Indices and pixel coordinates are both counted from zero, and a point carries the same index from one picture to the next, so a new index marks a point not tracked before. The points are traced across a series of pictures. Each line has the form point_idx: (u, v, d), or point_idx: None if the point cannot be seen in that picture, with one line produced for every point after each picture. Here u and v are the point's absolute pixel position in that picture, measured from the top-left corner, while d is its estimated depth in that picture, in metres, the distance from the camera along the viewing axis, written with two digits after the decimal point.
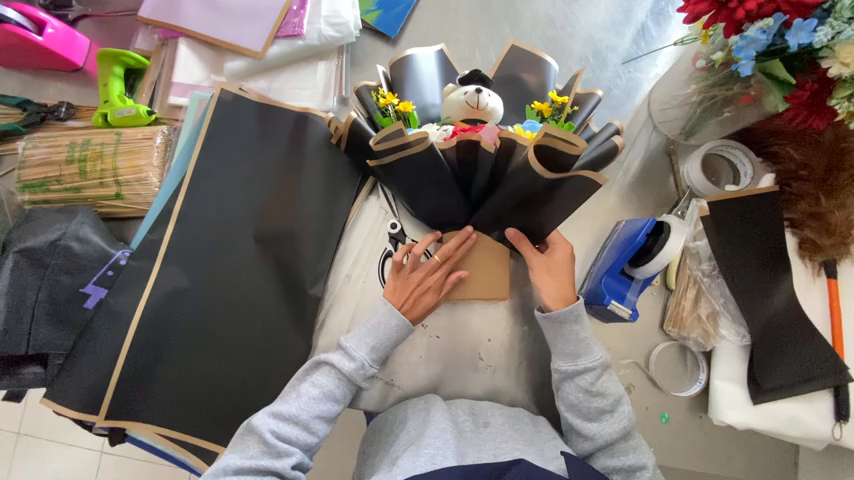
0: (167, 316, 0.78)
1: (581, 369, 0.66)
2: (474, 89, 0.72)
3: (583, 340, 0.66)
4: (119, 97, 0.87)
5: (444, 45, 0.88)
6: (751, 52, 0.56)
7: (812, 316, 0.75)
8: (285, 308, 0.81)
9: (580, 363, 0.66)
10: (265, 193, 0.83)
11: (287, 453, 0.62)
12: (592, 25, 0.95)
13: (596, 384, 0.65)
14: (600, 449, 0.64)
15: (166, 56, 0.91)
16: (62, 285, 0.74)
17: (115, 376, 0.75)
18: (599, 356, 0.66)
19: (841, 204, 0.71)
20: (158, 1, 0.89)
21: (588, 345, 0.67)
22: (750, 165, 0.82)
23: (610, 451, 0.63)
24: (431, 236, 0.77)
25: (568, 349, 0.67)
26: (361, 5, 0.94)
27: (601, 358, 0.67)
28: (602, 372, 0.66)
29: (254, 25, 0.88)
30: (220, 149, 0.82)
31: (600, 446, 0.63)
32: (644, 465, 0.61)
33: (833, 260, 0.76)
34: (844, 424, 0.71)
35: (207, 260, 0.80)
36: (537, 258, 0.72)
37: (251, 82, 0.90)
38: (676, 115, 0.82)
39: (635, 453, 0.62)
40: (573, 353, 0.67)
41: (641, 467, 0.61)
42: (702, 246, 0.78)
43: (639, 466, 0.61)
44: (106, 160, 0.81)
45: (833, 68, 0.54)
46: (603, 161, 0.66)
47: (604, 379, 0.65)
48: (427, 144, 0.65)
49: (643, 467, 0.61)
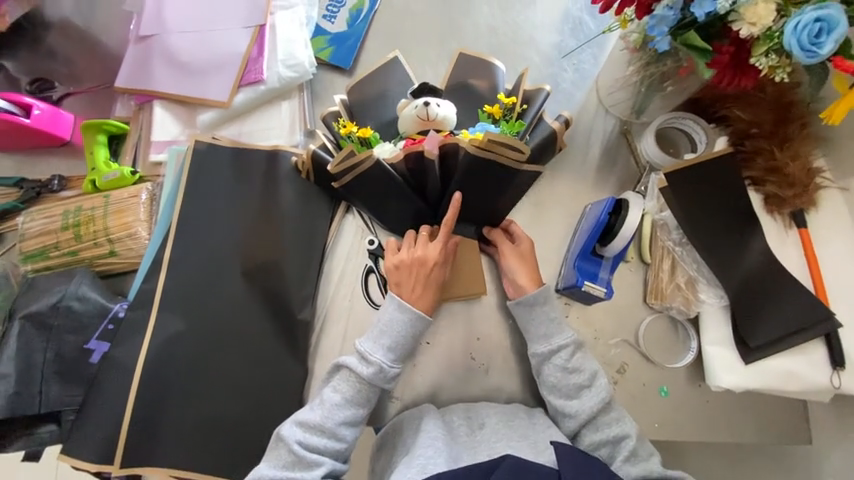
0: (168, 360, 0.81)
1: (555, 348, 0.71)
2: (423, 102, 0.77)
3: (554, 320, 0.72)
4: (105, 163, 0.93)
5: (398, 53, 0.94)
6: (663, 29, 0.59)
7: (791, 268, 0.75)
8: (279, 336, 0.84)
9: (554, 343, 0.71)
10: (247, 228, 0.87)
11: (316, 464, 0.66)
12: (533, 27, 1.00)
13: (570, 361, 0.70)
14: (585, 426, 0.68)
15: (143, 119, 0.97)
16: (68, 343, 0.79)
17: (125, 424, 0.78)
18: (570, 334, 0.72)
19: (793, 155, 0.74)
20: (132, 72, 0.97)
21: (559, 324, 0.73)
22: (703, 132, 0.82)
23: (594, 425, 0.68)
24: (420, 228, 0.80)
25: (541, 331, 0.73)
26: (315, 44, 1.00)
27: (574, 336, 0.73)
28: (576, 350, 0.72)
29: (218, 78, 0.96)
30: (200, 196, 0.87)
31: (583, 422, 0.68)
32: (627, 434, 0.65)
33: (801, 211, 0.77)
34: (842, 371, 0.71)
35: (200, 301, 0.84)
36: (508, 247, 0.79)
37: (223, 130, 0.96)
38: (623, 97, 0.85)
39: (617, 425, 0.67)
40: (547, 334, 0.72)
41: (625, 436, 0.65)
42: (668, 217, 0.79)
43: (622, 436, 0.65)
44: (97, 222, 0.87)
45: (743, 29, 0.56)
46: (549, 141, 0.82)
47: (578, 356, 0.71)
48: (375, 159, 0.75)
49: (626, 435, 0.65)
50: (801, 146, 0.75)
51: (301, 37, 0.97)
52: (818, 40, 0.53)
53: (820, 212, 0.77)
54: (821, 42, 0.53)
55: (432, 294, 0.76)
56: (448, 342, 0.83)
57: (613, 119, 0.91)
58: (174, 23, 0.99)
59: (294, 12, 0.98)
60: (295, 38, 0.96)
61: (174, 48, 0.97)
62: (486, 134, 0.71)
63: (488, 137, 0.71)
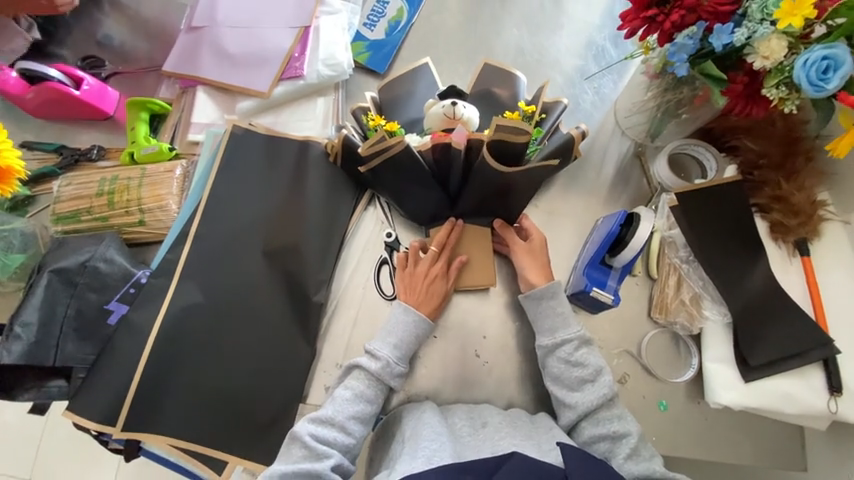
0: (182, 330, 0.83)
1: (559, 341, 0.75)
2: (450, 102, 0.84)
3: (560, 314, 0.76)
4: (144, 138, 0.99)
5: (429, 59, 1.01)
6: (683, 55, 0.65)
7: (794, 293, 0.78)
8: (291, 316, 0.86)
9: (559, 336, 0.75)
10: (272, 210, 0.91)
11: (326, 455, 0.66)
12: (558, 51, 1.06)
13: (574, 354, 0.74)
14: (585, 419, 0.71)
15: (185, 102, 1.04)
16: (89, 302, 0.82)
17: (133, 388, 0.80)
18: (576, 329, 0.75)
19: (799, 186, 0.79)
20: (182, 58, 1.04)
21: (565, 319, 0.76)
22: (714, 160, 0.86)
23: (593, 419, 0.71)
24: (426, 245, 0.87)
25: (547, 324, 0.77)
26: (354, 48, 1.07)
27: (581, 332, 0.76)
28: (581, 345, 0.75)
29: (261, 70, 1.02)
30: (232, 176, 0.91)
31: (582, 414, 0.71)
32: (628, 431, 0.68)
33: (804, 240, 0.80)
34: (839, 397, 0.73)
35: (220, 274, 0.87)
36: (518, 244, 0.84)
37: (259, 118, 1.02)
38: (639, 121, 0.91)
39: (618, 421, 0.70)
40: (552, 327, 0.76)
41: (627, 433, 0.68)
42: (677, 235, 0.83)
43: (623, 432, 0.68)
44: (131, 191, 0.91)
45: (757, 62, 0.62)
46: (564, 150, 0.85)
47: (582, 350, 0.74)
48: (406, 145, 0.80)
49: (627, 433, 0.68)
50: (806, 179, 0.79)
51: (342, 41, 1.04)
52: (825, 76, 0.58)
53: (822, 243, 0.81)
54: (828, 78, 0.58)
55: (436, 302, 0.82)
56: (456, 337, 0.86)
57: (628, 141, 0.96)
58: (225, 18, 1.06)
59: (338, 18, 1.06)
60: (337, 41, 1.03)
61: (222, 40, 1.04)
62: (495, 118, 0.75)
63: (497, 123, 0.75)
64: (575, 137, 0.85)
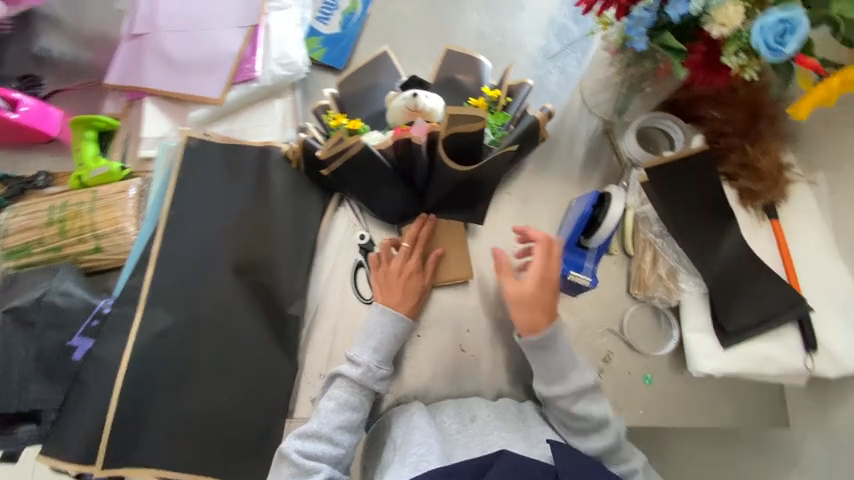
0: (152, 358, 0.79)
1: (556, 395, 0.68)
2: (411, 93, 0.81)
3: (554, 368, 0.68)
4: (93, 159, 0.93)
5: (388, 49, 0.97)
6: (641, 29, 0.64)
7: (766, 258, 0.79)
8: (268, 331, 0.83)
9: (555, 389, 0.68)
10: (236, 224, 0.87)
11: (315, 471, 0.65)
12: (519, 32, 1.04)
13: (574, 408, 0.67)
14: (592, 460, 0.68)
15: (134, 116, 0.98)
16: (50, 340, 0.79)
17: (107, 425, 0.75)
18: (573, 381, 0.67)
19: (764, 151, 0.79)
20: (125, 69, 0.98)
21: (561, 370, 0.68)
22: (681, 131, 0.85)
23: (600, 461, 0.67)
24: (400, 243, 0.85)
25: (544, 374, 0.69)
26: (308, 44, 1.02)
27: (582, 381, 0.68)
28: (580, 396, 0.67)
29: (211, 75, 0.96)
30: (191, 191, 0.87)
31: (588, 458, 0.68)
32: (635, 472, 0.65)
33: (772, 204, 0.81)
34: (815, 355, 0.75)
35: (187, 296, 0.82)
36: (511, 284, 0.70)
37: (214, 127, 0.97)
38: (606, 98, 0.90)
39: (625, 464, 0.66)
40: (548, 378, 0.69)
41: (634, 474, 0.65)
42: (649, 210, 0.83)
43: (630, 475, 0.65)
44: (84, 217, 0.86)
45: (715, 30, 0.61)
46: (530, 137, 0.85)
47: (582, 404, 0.67)
48: (363, 144, 0.79)
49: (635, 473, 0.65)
50: (771, 143, 0.80)
51: (296, 38, 0.99)
52: (782, 40, 0.58)
53: (790, 206, 0.82)
54: (785, 41, 0.58)
55: (415, 300, 0.80)
56: (440, 334, 0.85)
57: (596, 118, 0.95)
58: (167, 22, 1.00)
59: (289, 13, 1.01)
60: (289, 39, 0.98)
61: (166, 46, 0.98)
62: (445, 108, 0.76)
63: (450, 113, 0.75)
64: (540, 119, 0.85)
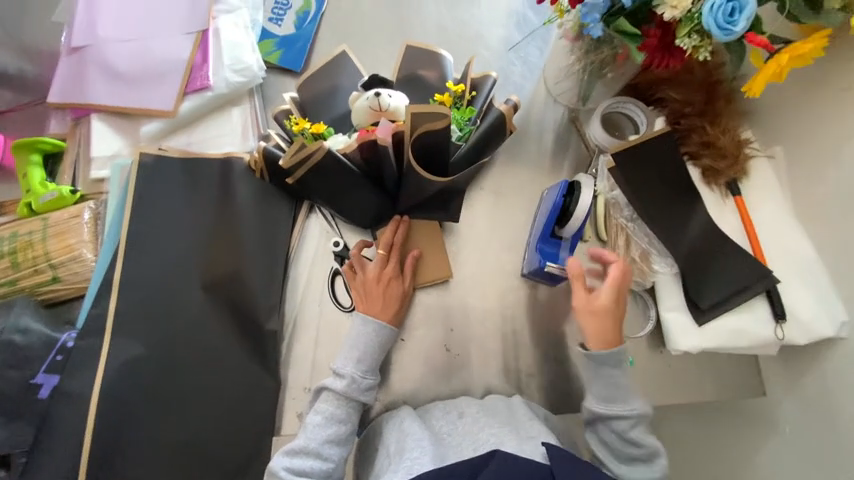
0: (125, 390, 0.75)
1: (615, 415, 0.67)
2: (374, 93, 0.79)
3: (619, 386, 0.67)
4: (40, 184, 0.88)
5: (345, 48, 0.94)
6: (595, 15, 0.64)
7: (733, 233, 0.81)
8: (247, 349, 0.80)
9: (616, 409, 0.67)
10: (202, 241, 0.83)
11: None
12: (479, 23, 1.02)
13: (629, 432, 0.66)
14: None
15: (81, 134, 0.92)
16: (12, 381, 0.74)
17: (83, 463, 0.72)
18: (638, 405, 0.67)
19: (724, 129, 0.81)
20: (67, 86, 0.92)
21: (625, 392, 0.68)
22: (644, 114, 0.86)
23: None
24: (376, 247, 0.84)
25: (602, 392, 0.68)
26: (262, 48, 0.98)
27: (640, 407, 0.67)
28: (638, 421, 0.67)
29: (162, 86, 0.92)
30: (151, 211, 0.83)
31: None
32: None
33: (735, 181, 0.83)
34: (784, 324, 0.78)
35: (158, 321, 0.79)
36: (581, 299, 0.70)
37: (169, 141, 0.92)
38: (569, 86, 0.90)
39: None
40: (610, 397, 0.68)
41: None
42: (619, 195, 0.84)
43: None
44: (36, 247, 0.83)
45: (667, 12, 0.61)
46: (497, 132, 0.84)
47: (640, 429, 0.66)
48: (326, 150, 0.77)
49: None
50: (730, 121, 0.82)
51: (248, 41, 0.95)
52: (732, 19, 0.58)
53: (751, 181, 0.84)
54: (735, 20, 0.58)
55: (396, 305, 0.79)
56: (423, 335, 0.84)
57: (561, 107, 0.95)
58: (108, 32, 0.94)
59: (238, 16, 0.96)
60: (241, 43, 0.94)
61: (109, 58, 0.93)
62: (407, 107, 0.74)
63: (411, 111, 0.73)
64: (505, 113, 0.84)
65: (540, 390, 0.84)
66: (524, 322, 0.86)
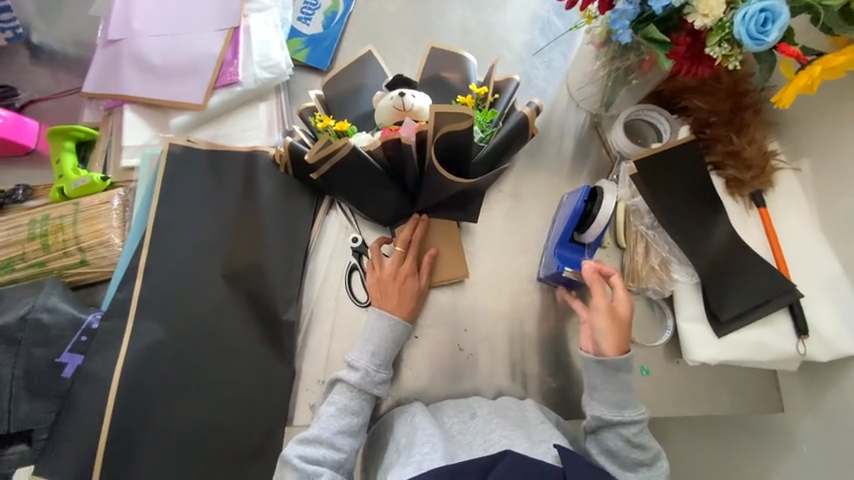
0: (145, 372, 0.77)
1: (626, 419, 0.67)
2: (398, 93, 0.80)
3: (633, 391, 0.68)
4: (72, 170, 0.91)
5: (372, 48, 0.96)
6: (625, 22, 0.64)
7: (756, 245, 0.80)
8: (263, 339, 0.82)
9: (626, 414, 0.67)
10: (225, 231, 0.85)
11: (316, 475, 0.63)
12: (504, 28, 1.03)
13: (637, 436, 0.66)
14: None
15: (113, 124, 0.95)
16: (38, 358, 0.77)
17: (101, 442, 0.74)
18: (645, 409, 0.68)
19: (750, 139, 0.80)
20: (102, 77, 0.95)
21: (633, 397, 0.69)
22: (667, 122, 0.86)
23: None
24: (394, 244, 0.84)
25: (616, 397, 0.68)
26: (290, 46, 1.00)
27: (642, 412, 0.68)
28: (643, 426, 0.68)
29: (193, 80, 0.94)
30: (177, 200, 0.85)
31: None
32: None
33: (760, 192, 0.82)
34: (806, 339, 0.76)
35: (179, 307, 0.81)
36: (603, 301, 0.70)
37: (196, 134, 0.94)
38: (593, 91, 0.90)
39: None
40: (619, 403, 0.68)
41: None
42: (640, 202, 0.83)
43: None
44: (67, 230, 0.86)
45: (698, 21, 0.61)
46: (517, 135, 0.84)
47: (645, 433, 0.67)
48: (351, 146, 0.78)
49: None
50: (756, 131, 0.81)
51: (277, 39, 0.97)
52: (764, 29, 0.58)
53: (776, 193, 0.83)
54: (767, 31, 0.58)
55: (412, 303, 0.80)
56: (437, 334, 0.84)
57: (584, 112, 0.95)
58: (144, 27, 0.97)
59: (268, 15, 0.99)
60: (271, 41, 0.96)
61: (143, 51, 0.96)
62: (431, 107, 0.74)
63: (435, 111, 0.73)
64: (528, 116, 0.84)
65: (551, 394, 0.84)
66: (538, 324, 0.86)
